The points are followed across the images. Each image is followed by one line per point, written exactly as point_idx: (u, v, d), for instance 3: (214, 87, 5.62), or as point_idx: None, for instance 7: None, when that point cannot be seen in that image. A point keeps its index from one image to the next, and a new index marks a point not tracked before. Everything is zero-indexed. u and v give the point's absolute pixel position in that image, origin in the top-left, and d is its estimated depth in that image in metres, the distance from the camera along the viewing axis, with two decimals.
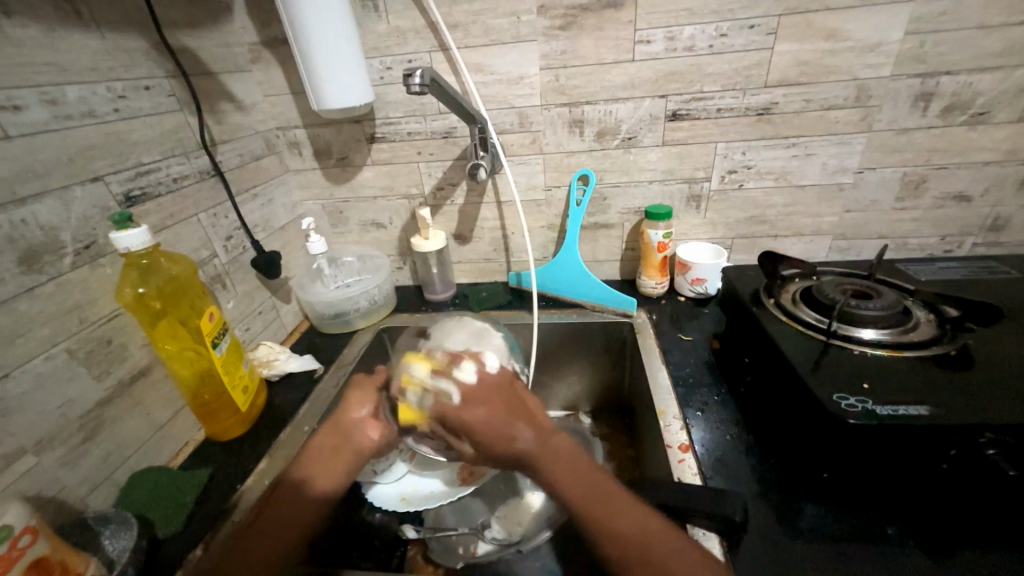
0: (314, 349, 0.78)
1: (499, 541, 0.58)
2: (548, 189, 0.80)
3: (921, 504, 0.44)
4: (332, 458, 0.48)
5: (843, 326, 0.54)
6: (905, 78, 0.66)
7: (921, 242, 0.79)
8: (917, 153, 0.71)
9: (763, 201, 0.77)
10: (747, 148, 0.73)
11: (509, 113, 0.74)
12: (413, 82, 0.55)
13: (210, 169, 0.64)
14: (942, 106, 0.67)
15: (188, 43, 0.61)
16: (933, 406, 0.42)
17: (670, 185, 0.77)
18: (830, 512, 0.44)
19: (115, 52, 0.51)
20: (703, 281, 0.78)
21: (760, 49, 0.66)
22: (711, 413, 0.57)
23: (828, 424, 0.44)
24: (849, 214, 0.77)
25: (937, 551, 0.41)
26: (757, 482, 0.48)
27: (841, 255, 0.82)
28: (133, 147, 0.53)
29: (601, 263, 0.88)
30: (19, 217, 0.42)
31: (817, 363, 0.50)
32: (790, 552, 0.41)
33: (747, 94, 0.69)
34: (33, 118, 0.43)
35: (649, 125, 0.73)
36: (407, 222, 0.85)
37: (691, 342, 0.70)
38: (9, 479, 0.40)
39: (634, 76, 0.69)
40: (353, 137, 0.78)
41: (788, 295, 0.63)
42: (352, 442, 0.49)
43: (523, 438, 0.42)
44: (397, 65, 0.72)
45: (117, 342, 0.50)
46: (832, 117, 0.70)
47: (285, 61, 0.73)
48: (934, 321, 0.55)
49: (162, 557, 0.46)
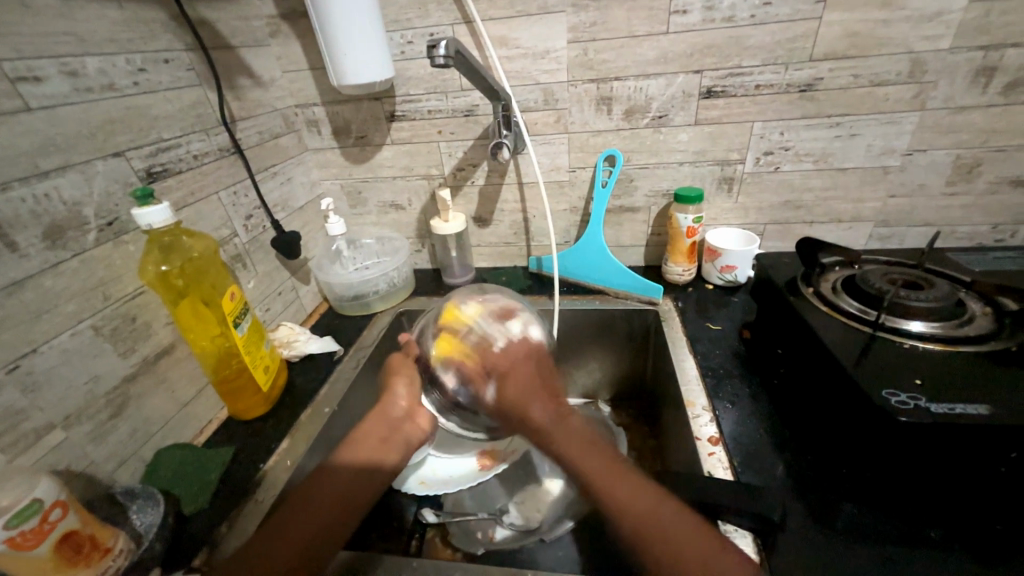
0: (334, 330, 0.78)
1: (517, 526, 0.59)
2: (572, 170, 0.77)
3: (968, 508, 0.42)
4: (376, 445, 0.50)
5: (889, 318, 0.51)
6: (966, 50, 0.61)
7: (970, 231, 0.75)
8: (973, 135, 0.66)
9: (800, 184, 0.73)
10: (786, 128, 0.69)
11: (534, 90, 0.71)
12: (438, 53, 0.52)
13: (230, 147, 0.63)
14: (1005, 82, 0.62)
15: (205, 14, 0.59)
16: (993, 405, 0.39)
17: (701, 166, 0.74)
18: (872, 512, 0.42)
19: (133, 23, 0.50)
20: (732, 268, 0.74)
21: (807, 19, 0.61)
22: (742, 406, 0.54)
23: (875, 420, 0.42)
24: (894, 199, 0.73)
25: (986, 556, 0.38)
26: (791, 479, 0.45)
27: (882, 243, 0.78)
28: (153, 122, 0.52)
29: (625, 248, 0.85)
30: (43, 191, 0.42)
31: (861, 356, 0.47)
32: (828, 552, 0.39)
33: (789, 69, 0.65)
34: (54, 89, 0.43)
35: (682, 102, 0.69)
36: (426, 204, 0.84)
37: (719, 331, 0.68)
38: (39, 452, 0.41)
39: (668, 49, 0.66)
40: (373, 115, 0.76)
41: (827, 284, 0.60)
42: (401, 429, 0.52)
43: (538, 408, 0.47)
44: (418, 39, 0.69)
45: (141, 320, 0.50)
46: (881, 93, 0.65)
47: (304, 35, 0.71)
48: (990, 315, 0.51)
49: (187, 533, 0.46)
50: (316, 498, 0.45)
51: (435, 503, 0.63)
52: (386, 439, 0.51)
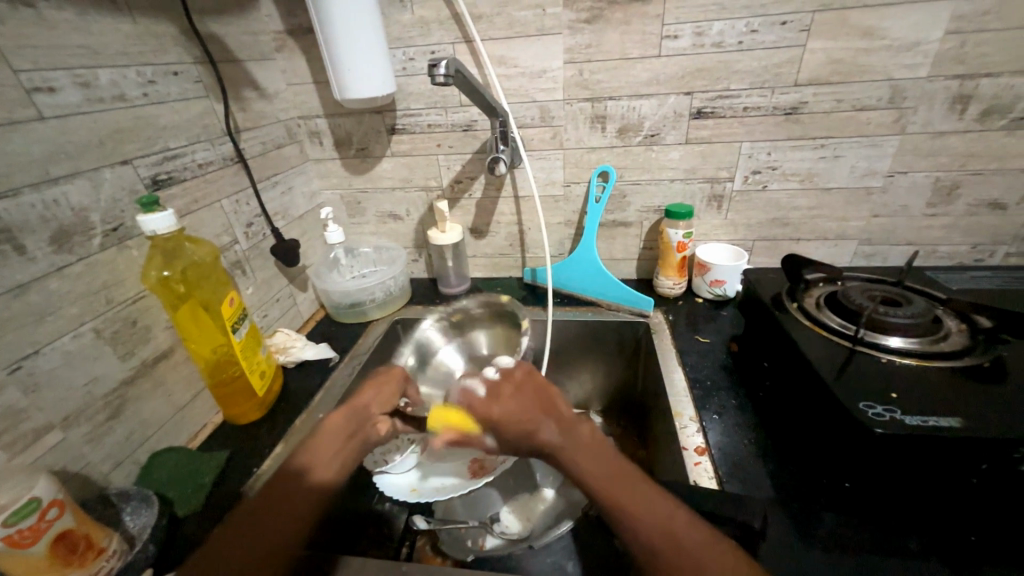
0: (329, 337, 0.79)
1: (508, 535, 0.60)
2: (567, 185, 0.79)
3: (944, 519, 0.43)
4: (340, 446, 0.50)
5: (869, 333, 0.53)
6: (942, 79, 0.64)
7: (950, 250, 0.77)
8: (951, 158, 0.69)
9: (787, 202, 0.76)
10: (773, 148, 0.72)
11: (531, 107, 0.73)
12: (438, 72, 0.54)
13: (234, 156, 0.65)
14: (980, 109, 0.65)
15: (215, 28, 0.62)
16: (964, 418, 0.41)
17: (692, 184, 0.76)
18: (852, 522, 0.43)
19: (146, 37, 0.52)
20: (722, 283, 0.76)
21: (791, 46, 0.64)
22: (728, 417, 0.56)
23: (854, 433, 0.43)
24: (877, 218, 0.75)
25: (959, 566, 0.39)
26: (774, 489, 0.47)
27: (866, 260, 0.80)
28: (160, 131, 0.54)
29: (618, 261, 0.87)
30: (52, 197, 0.43)
31: (841, 369, 0.49)
32: (808, 561, 0.40)
33: (775, 93, 0.68)
34: (67, 99, 0.44)
35: (673, 122, 0.71)
36: (424, 215, 0.85)
37: (707, 344, 0.69)
38: (36, 452, 0.42)
39: (659, 71, 0.68)
40: (374, 127, 0.78)
41: (811, 299, 0.62)
42: (364, 429, 0.53)
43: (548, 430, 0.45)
44: (420, 56, 0.72)
45: (142, 324, 0.51)
46: (863, 118, 0.68)
47: (309, 49, 0.73)
48: (965, 332, 0.53)
49: (178, 536, 0.47)
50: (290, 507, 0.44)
51: (425, 510, 0.64)
52: (352, 435, 0.52)
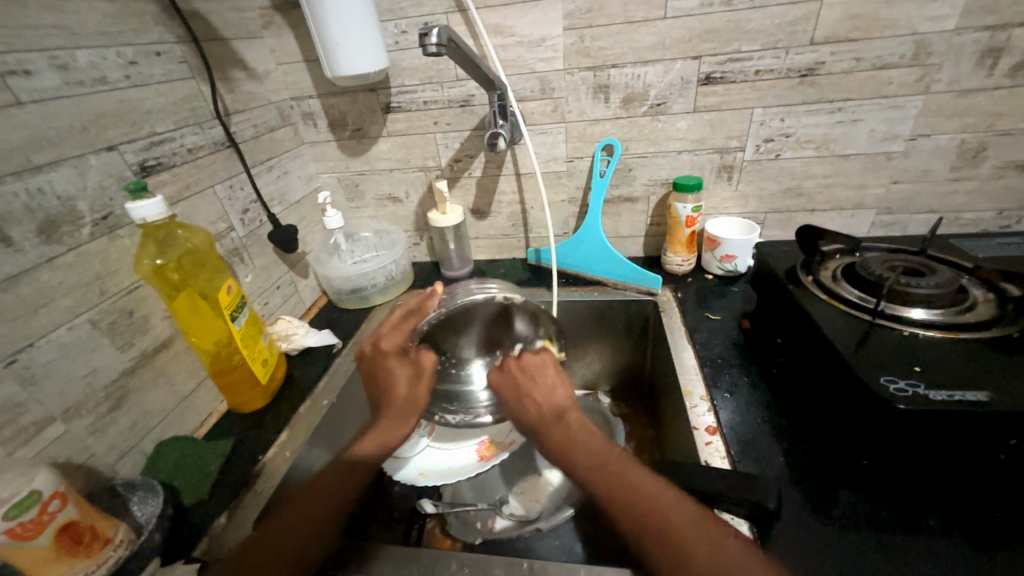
0: (332, 323, 0.78)
1: (517, 516, 0.59)
2: (570, 160, 0.76)
3: (967, 495, 0.41)
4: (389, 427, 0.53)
5: (890, 306, 0.51)
6: (972, 31, 0.59)
7: (975, 216, 0.73)
8: (979, 118, 0.65)
9: (802, 171, 0.72)
10: (787, 114, 0.68)
11: (530, 78, 0.70)
12: (430, 41, 0.51)
13: (225, 140, 0.63)
14: (1012, 63, 0.60)
15: (197, 4, 0.59)
16: (993, 391, 0.39)
17: (700, 155, 0.73)
18: (870, 500, 0.42)
19: (124, 15, 0.50)
20: (732, 258, 0.74)
21: (806, 2, 0.60)
22: (740, 395, 0.54)
23: (874, 408, 0.41)
24: (897, 185, 0.72)
25: (983, 542, 0.38)
26: (789, 467, 0.45)
27: (885, 230, 0.77)
28: (146, 115, 0.52)
29: (624, 239, 0.84)
30: (37, 185, 0.42)
31: (860, 343, 0.47)
32: (823, 540, 0.39)
33: (789, 54, 0.64)
34: (45, 83, 0.42)
35: (680, 89, 0.68)
36: (424, 196, 0.83)
37: (718, 321, 0.67)
38: (39, 445, 0.41)
39: (665, 35, 0.64)
40: (368, 106, 0.75)
41: (828, 272, 0.59)
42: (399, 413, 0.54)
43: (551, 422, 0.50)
44: (412, 28, 0.68)
45: (138, 315, 0.51)
46: (885, 77, 0.63)
47: (297, 25, 0.70)
48: (993, 301, 0.51)
49: (186, 524, 0.47)
50: (315, 507, 0.43)
51: (434, 495, 0.64)
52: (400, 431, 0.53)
